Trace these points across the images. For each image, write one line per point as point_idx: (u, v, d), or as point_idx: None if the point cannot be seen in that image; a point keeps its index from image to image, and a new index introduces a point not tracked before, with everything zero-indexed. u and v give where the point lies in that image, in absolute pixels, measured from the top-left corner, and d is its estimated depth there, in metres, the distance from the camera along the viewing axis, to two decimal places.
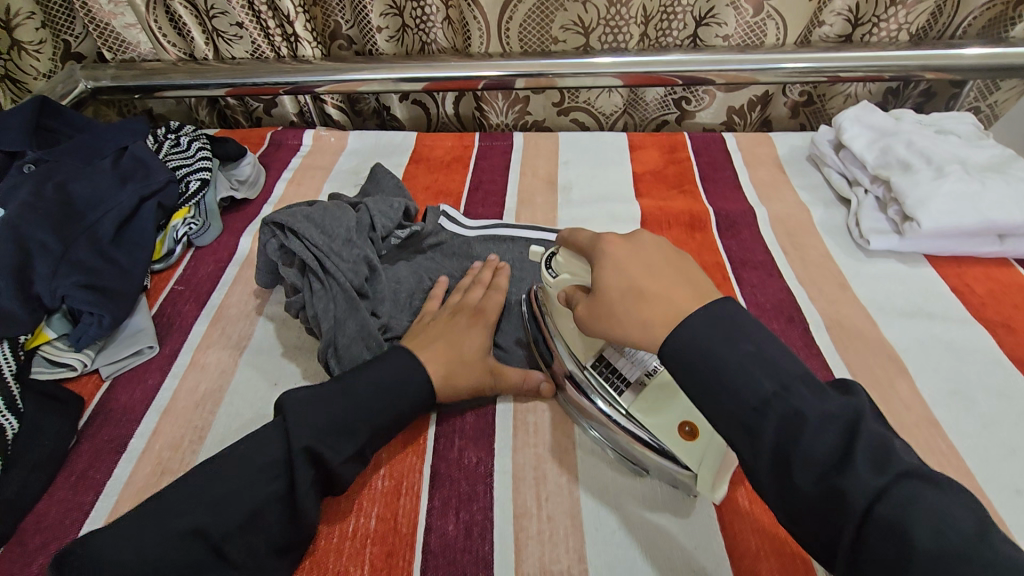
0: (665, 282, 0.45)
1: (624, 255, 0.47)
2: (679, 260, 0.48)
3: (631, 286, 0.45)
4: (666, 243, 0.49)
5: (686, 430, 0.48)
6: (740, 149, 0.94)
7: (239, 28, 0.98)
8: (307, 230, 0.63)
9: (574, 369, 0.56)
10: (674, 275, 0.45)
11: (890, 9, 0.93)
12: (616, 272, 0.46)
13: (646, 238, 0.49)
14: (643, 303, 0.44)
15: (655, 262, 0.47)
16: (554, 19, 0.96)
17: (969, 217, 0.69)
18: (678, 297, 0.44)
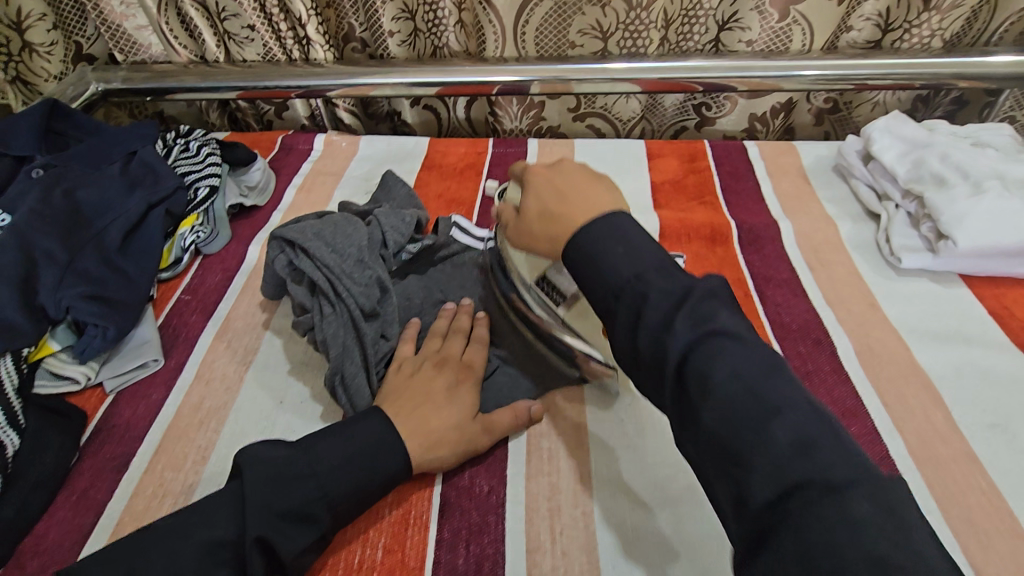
0: (571, 199, 0.48)
1: (541, 179, 0.52)
2: (593, 181, 0.51)
3: (540, 208, 0.50)
4: (587, 169, 0.52)
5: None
6: (762, 159, 0.91)
7: (251, 30, 0.97)
8: (318, 250, 0.61)
9: (521, 288, 0.61)
10: (584, 193, 0.48)
11: (923, 14, 0.89)
12: (531, 195, 0.51)
13: (571, 166, 0.53)
14: (550, 220, 0.48)
15: (570, 185, 0.50)
16: (572, 23, 0.93)
17: (1009, 236, 0.65)
18: (580, 211, 0.47)
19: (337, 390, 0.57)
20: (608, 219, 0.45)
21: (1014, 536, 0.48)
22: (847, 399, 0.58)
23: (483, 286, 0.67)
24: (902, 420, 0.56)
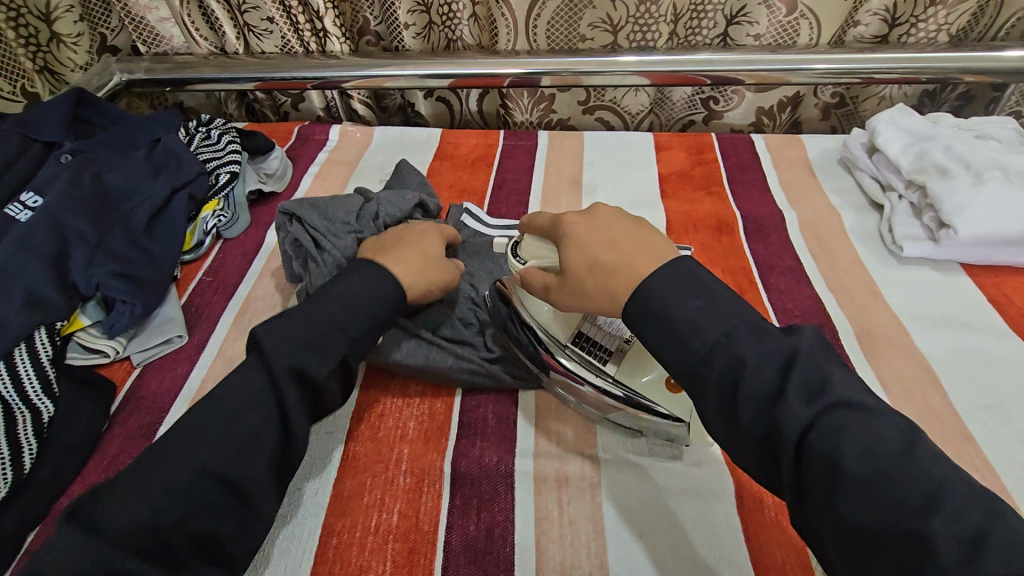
0: (622, 253, 0.50)
1: (584, 233, 0.53)
2: (639, 231, 0.52)
3: (591, 262, 0.51)
4: (628, 218, 0.54)
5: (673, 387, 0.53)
6: (769, 151, 0.92)
7: (270, 22, 1.00)
8: (307, 214, 0.66)
9: (554, 348, 0.57)
10: (632, 244, 0.51)
11: (930, 9, 0.90)
12: (576, 250, 0.52)
13: (606, 214, 0.55)
14: (605, 274, 0.49)
15: (615, 237, 0.52)
16: (583, 17, 0.95)
17: (1009, 225, 0.67)
18: (632, 267, 0.49)
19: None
20: (672, 271, 0.47)
21: None
22: None
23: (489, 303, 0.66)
24: (900, 401, 0.58)
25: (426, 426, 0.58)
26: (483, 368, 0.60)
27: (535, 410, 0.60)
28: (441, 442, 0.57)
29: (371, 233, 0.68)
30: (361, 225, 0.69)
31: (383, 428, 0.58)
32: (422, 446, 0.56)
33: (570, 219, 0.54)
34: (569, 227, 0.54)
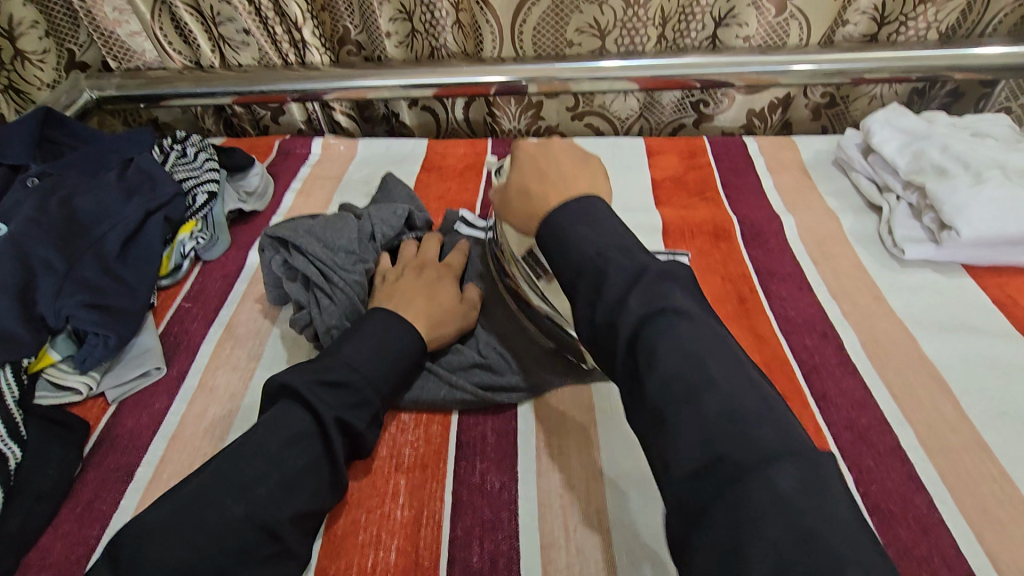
0: (552, 185, 0.48)
1: (532, 155, 0.51)
2: (586, 172, 0.50)
3: (522, 185, 0.50)
4: (580, 157, 0.51)
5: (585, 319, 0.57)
6: (762, 153, 0.91)
7: (246, 34, 0.96)
8: (309, 244, 0.63)
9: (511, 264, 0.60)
10: (567, 176, 0.49)
11: (918, 7, 0.90)
12: (516, 171, 0.50)
13: (561, 148, 0.52)
14: (527, 199, 0.49)
15: (554, 169, 0.49)
16: (569, 22, 0.93)
17: (1012, 225, 0.65)
18: (557, 195, 0.47)
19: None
20: (576, 204, 0.44)
21: None
22: (857, 391, 0.58)
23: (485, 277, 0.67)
24: (913, 410, 0.56)
25: (423, 452, 0.55)
26: (473, 392, 0.57)
27: (536, 428, 0.57)
28: (439, 469, 0.54)
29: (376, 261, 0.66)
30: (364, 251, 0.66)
31: (377, 457, 0.55)
32: (419, 475, 0.53)
33: (527, 145, 0.52)
34: (519, 151, 0.52)
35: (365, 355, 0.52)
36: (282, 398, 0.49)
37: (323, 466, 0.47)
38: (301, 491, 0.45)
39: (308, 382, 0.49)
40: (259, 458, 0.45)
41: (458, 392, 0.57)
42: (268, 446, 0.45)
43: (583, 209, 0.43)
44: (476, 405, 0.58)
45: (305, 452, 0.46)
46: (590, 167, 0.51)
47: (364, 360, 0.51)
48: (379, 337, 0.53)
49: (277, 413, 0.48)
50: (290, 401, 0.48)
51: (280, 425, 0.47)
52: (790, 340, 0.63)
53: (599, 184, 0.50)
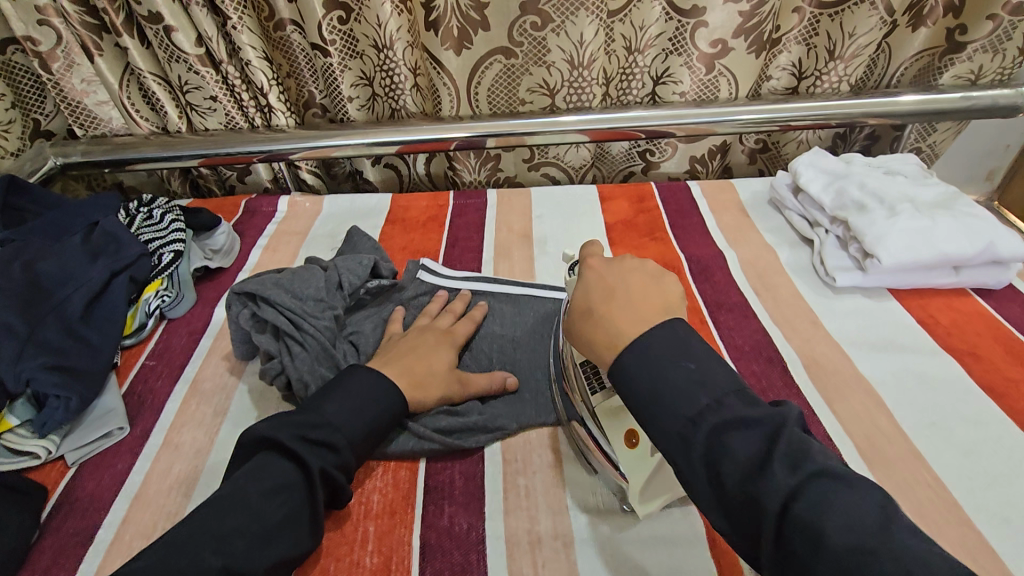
0: (618, 305, 0.49)
1: (600, 276, 0.53)
2: (655, 288, 0.51)
3: (585, 304, 0.51)
4: (643, 269, 0.53)
5: (631, 441, 0.53)
6: (705, 196, 0.98)
7: (213, 101, 1.00)
8: (278, 296, 0.64)
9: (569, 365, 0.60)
10: (634, 295, 0.50)
11: (830, 64, 1.01)
12: (581, 290, 0.52)
13: (626, 264, 0.54)
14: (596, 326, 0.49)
15: (621, 286, 0.51)
16: (521, 83, 1.01)
17: (925, 251, 0.72)
18: (628, 319, 0.48)
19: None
20: (665, 330, 0.46)
21: (961, 524, 0.51)
22: (800, 410, 0.61)
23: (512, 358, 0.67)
24: (853, 425, 0.60)
25: (391, 498, 0.56)
26: (443, 441, 0.58)
27: (504, 468, 0.58)
28: (407, 513, 0.54)
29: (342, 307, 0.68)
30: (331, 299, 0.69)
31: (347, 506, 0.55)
32: (387, 520, 0.54)
33: (594, 265, 0.54)
34: (587, 271, 0.54)
35: (343, 406, 0.53)
36: (260, 450, 0.49)
37: (303, 513, 0.47)
38: (280, 541, 0.45)
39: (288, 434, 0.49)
40: (231, 506, 0.45)
41: (427, 442, 0.58)
42: (240, 495, 0.45)
43: (663, 345, 0.45)
44: (444, 451, 0.59)
45: (283, 503, 0.46)
46: (661, 286, 0.52)
47: (341, 411, 0.53)
48: (363, 392, 0.55)
49: (258, 463, 0.48)
50: (270, 451, 0.49)
51: (262, 474, 0.47)
52: (738, 366, 0.67)
53: (673, 304, 0.50)
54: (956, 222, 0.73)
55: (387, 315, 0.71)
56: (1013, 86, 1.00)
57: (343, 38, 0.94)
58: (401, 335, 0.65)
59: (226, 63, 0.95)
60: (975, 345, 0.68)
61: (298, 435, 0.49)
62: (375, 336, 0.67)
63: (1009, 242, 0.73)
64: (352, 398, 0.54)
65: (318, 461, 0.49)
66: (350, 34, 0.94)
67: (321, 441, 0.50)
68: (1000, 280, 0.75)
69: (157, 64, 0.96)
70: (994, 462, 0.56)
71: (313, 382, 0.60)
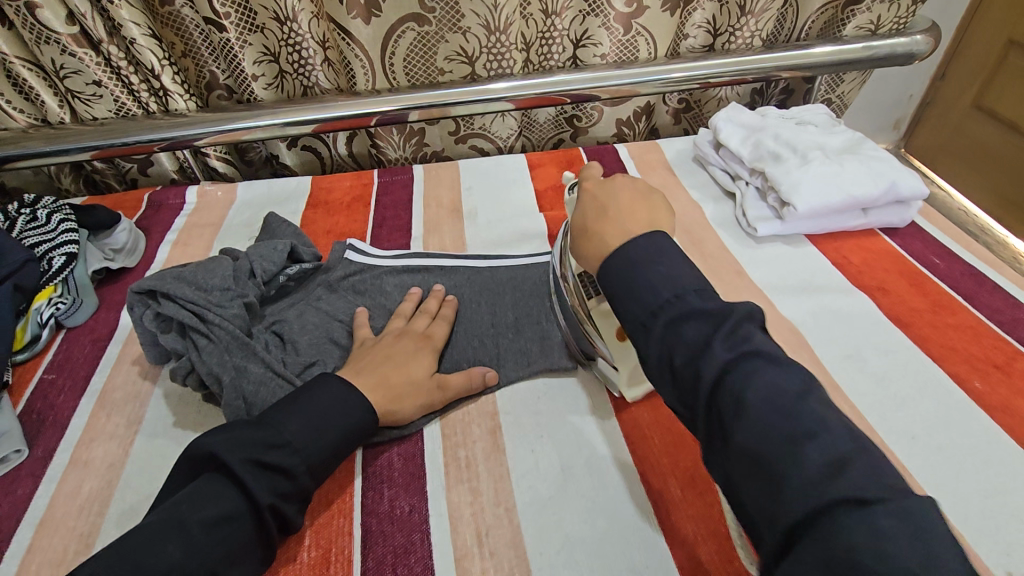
0: (610, 220, 0.50)
1: (597, 195, 0.54)
2: (647, 201, 0.52)
3: (583, 224, 0.52)
4: (638, 187, 0.54)
5: (622, 337, 0.58)
6: (632, 157, 0.99)
7: (97, 86, 0.91)
8: (179, 289, 0.59)
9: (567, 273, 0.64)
10: (625, 210, 0.50)
11: (742, 20, 1.02)
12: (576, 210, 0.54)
13: (621, 184, 0.54)
14: (586, 236, 0.51)
15: (615, 205, 0.51)
16: (437, 51, 0.97)
17: (836, 195, 0.75)
18: (616, 230, 0.49)
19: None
20: (645, 240, 0.45)
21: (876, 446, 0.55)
22: None
23: (458, 332, 0.66)
24: None
25: (327, 488, 0.53)
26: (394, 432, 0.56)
27: (444, 443, 0.57)
28: (345, 502, 0.52)
29: (256, 295, 0.64)
30: (242, 288, 0.64)
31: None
32: (325, 512, 0.51)
33: (590, 188, 0.55)
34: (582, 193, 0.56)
35: (306, 422, 0.49)
36: (209, 470, 0.45)
37: (246, 547, 0.44)
38: None
39: (242, 460, 0.45)
40: (164, 533, 0.41)
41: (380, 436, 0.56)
42: (179, 521, 0.41)
43: (643, 248, 0.45)
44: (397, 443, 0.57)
45: (229, 535, 0.43)
46: (651, 205, 0.52)
47: (303, 430, 0.49)
48: (330, 406, 0.51)
49: (203, 487, 0.44)
50: (216, 472, 0.45)
51: (205, 502, 0.43)
52: None
53: (660, 215, 0.51)
54: (863, 165, 0.77)
55: (312, 300, 0.68)
56: (908, 35, 1.05)
57: (238, 11, 0.87)
58: (362, 344, 0.61)
59: (106, 43, 0.85)
60: (884, 280, 0.72)
61: (251, 459, 0.45)
62: (296, 324, 0.64)
63: (911, 181, 0.77)
64: (316, 413, 0.50)
65: (266, 485, 0.45)
66: (245, 7, 0.87)
67: (275, 466, 0.46)
68: (904, 217, 0.79)
69: (24, 48, 0.86)
70: (903, 386, 0.60)
71: (225, 377, 0.56)
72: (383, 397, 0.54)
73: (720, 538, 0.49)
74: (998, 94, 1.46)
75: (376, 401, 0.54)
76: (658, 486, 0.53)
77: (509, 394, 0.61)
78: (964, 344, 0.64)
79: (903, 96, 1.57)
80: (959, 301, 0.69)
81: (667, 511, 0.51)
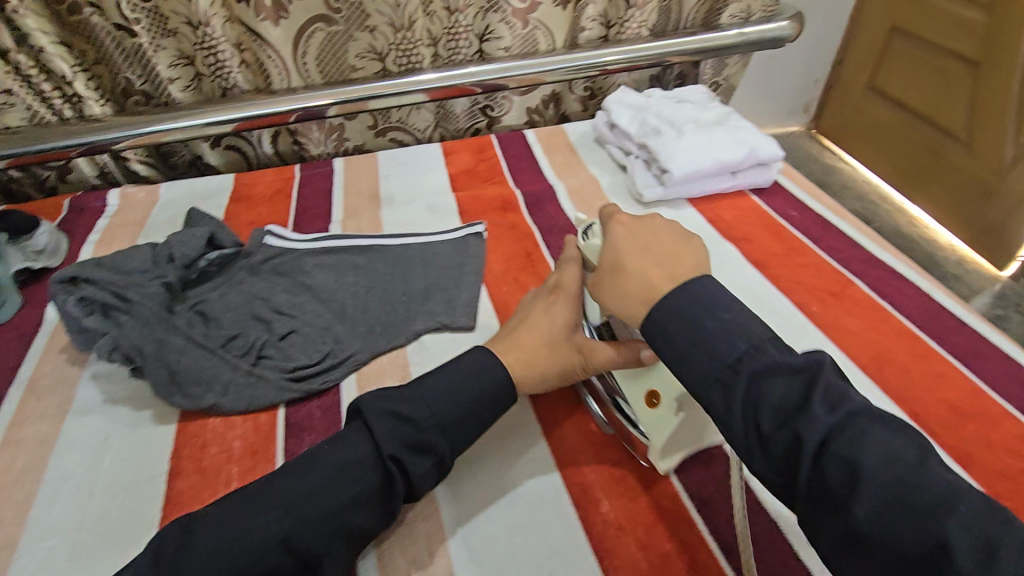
0: (649, 262, 0.48)
1: (627, 236, 0.51)
2: (680, 241, 0.50)
3: (615, 263, 0.50)
4: (675, 226, 0.52)
5: (652, 401, 0.55)
6: (538, 140, 1.07)
7: (8, 95, 0.92)
8: (99, 274, 0.64)
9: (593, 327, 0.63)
10: (661, 252, 0.48)
11: (629, 11, 1.12)
12: (611, 248, 0.51)
13: (661, 223, 0.52)
14: (621, 279, 0.48)
15: (654, 243, 0.50)
16: (348, 50, 1.02)
17: (706, 161, 0.86)
18: (663, 271, 0.46)
19: (173, 392, 0.60)
20: (681, 292, 0.44)
21: None
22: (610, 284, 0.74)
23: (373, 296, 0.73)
24: None
25: (252, 441, 0.59)
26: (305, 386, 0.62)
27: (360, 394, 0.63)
28: (269, 450, 0.58)
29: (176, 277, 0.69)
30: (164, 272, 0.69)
31: (204, 437, 0.59)
32: (250, 460, 0.57)
33: (626, 222, 0.53)
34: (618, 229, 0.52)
35: None
36: None
37: None
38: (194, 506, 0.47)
39: (380, 411, 0.49)
40: None
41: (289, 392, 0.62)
42: None
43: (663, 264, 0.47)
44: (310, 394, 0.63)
45: None
46: (688, 242, 0.50)
47: None
48: None
49: None
50: None
51: None
52: None
53: (701, 257, 0.49)
54: (727, 134, 0.88)
55: (235, 280, 0.72)
56: (775, 21, 1.19)
57: (148, 16, 0.91)
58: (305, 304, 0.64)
59: (14, 52, 0.88)
60: (749, 232, 0.83)
61: None
62: (218, 304, 0.69)
63: (768, 145, 0.89)
64: None
65: None
66: (157, 12, 0.91)
67: (410, 418, 0.49)
68: (768, 178, 0.91)
69: None
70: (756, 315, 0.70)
71: (147, 351, 0.61)
72: (519, 362, 0.56)
73: (595, 445, 0.59)
74: (889, 78, 1.62)
75: (513, 364, 0.55)
76: (546, 408, 0.62)
77: (416, 347, 0.68)
78: (808, 278, 0.75)
79: (808, 81, 1.76)
80: (808, 244, 0.81)
81: (551, 428, 0.61)
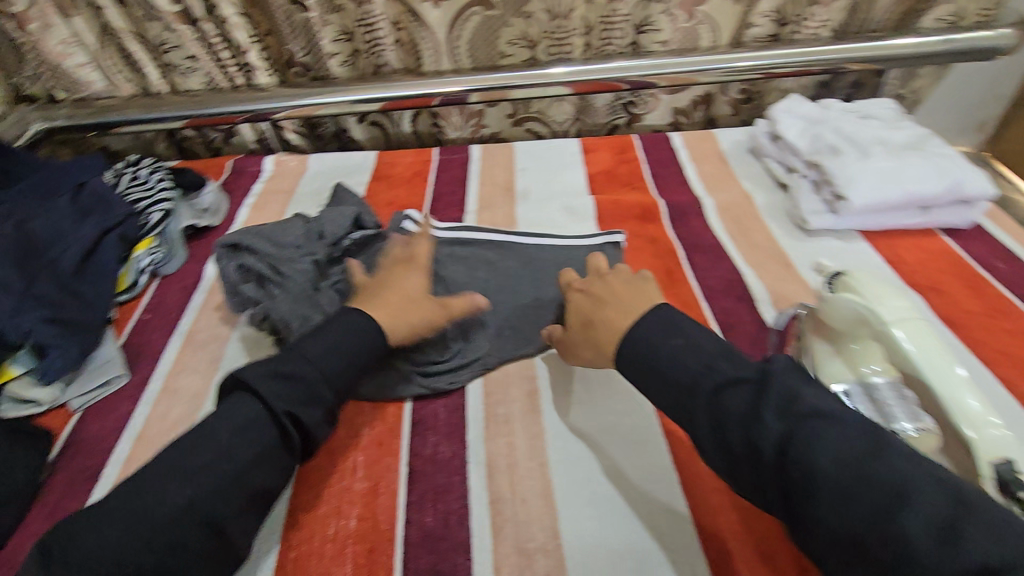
0: (610, 308, 0.56)
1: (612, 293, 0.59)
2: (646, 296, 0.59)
3: (585, 319, 0.58)
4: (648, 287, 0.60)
5: None
6: (686, 146, 0.99)
7: (193, 61, 1.00)
8: (258, 244, 0.68)
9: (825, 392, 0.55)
10: (627, 302, 0.56)
11: (810, 9, 0.99)
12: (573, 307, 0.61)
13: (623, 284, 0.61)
14: (590, 328, 0.57)
15: (610, 297, 0.58)
16: (501, 35, 1.00)
17: (894, 192, 0.74)
18: (618, 317, 0.55)
19: None
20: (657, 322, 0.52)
21: None
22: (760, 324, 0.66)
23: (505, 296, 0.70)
24: None
25: (378, 432, 0.58)
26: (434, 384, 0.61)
27: (486, 401, 0.61)
28: (394, 444, 0.57)
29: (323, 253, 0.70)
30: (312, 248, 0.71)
31: None
32: (375, 450, 0.57)
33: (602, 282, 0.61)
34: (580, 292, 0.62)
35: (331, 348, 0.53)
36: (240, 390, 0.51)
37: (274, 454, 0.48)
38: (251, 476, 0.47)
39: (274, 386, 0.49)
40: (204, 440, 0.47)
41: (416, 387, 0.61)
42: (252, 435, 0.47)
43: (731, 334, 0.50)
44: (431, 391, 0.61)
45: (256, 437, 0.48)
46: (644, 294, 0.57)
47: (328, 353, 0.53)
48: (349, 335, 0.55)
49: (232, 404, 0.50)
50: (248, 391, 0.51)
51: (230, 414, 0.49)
52: (710, 304, 0.69)
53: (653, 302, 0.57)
54: (925, 163, 0.75)
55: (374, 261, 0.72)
56: (992, 29, 1.00)
57: None
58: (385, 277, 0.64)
59: (203, 21, 0.94)
60: (939, 281, 0.71)
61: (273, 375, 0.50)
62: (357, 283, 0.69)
63: (977, 181, 0.75)
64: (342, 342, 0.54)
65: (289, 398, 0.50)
66: None
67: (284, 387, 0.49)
68: (967, 218, 0.77)
69: (133, 23, 0.95)
70: None
71: (290, 323, 0.63)
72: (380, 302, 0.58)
73: (740, 509, 0.51)
74: None
75: (388, 310, 0.58)
76: (684, 457, 0.55)
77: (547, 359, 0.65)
78: (1018, 348, 0.63)
79: None
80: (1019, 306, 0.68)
81: (689, 480, 0.53)
